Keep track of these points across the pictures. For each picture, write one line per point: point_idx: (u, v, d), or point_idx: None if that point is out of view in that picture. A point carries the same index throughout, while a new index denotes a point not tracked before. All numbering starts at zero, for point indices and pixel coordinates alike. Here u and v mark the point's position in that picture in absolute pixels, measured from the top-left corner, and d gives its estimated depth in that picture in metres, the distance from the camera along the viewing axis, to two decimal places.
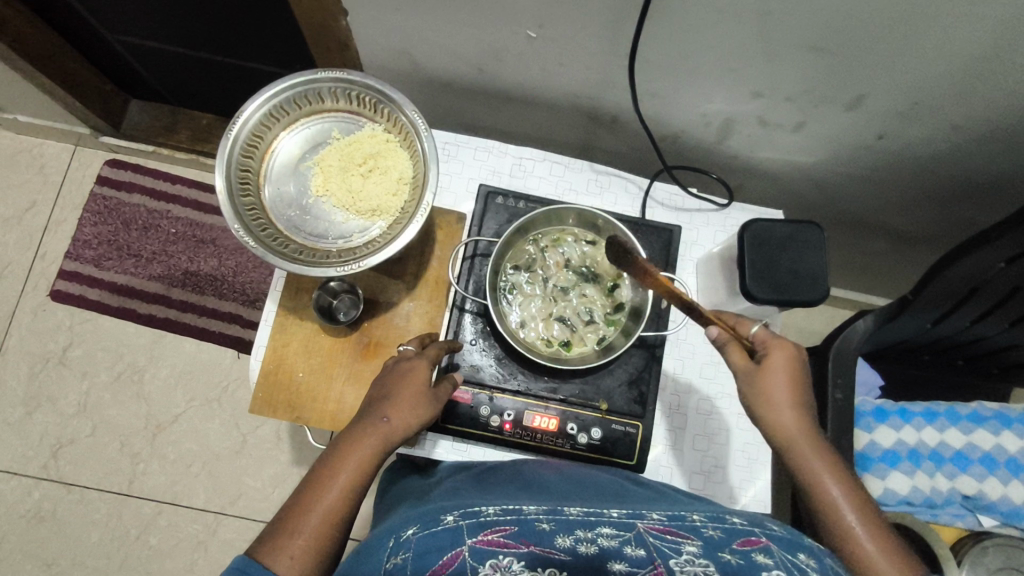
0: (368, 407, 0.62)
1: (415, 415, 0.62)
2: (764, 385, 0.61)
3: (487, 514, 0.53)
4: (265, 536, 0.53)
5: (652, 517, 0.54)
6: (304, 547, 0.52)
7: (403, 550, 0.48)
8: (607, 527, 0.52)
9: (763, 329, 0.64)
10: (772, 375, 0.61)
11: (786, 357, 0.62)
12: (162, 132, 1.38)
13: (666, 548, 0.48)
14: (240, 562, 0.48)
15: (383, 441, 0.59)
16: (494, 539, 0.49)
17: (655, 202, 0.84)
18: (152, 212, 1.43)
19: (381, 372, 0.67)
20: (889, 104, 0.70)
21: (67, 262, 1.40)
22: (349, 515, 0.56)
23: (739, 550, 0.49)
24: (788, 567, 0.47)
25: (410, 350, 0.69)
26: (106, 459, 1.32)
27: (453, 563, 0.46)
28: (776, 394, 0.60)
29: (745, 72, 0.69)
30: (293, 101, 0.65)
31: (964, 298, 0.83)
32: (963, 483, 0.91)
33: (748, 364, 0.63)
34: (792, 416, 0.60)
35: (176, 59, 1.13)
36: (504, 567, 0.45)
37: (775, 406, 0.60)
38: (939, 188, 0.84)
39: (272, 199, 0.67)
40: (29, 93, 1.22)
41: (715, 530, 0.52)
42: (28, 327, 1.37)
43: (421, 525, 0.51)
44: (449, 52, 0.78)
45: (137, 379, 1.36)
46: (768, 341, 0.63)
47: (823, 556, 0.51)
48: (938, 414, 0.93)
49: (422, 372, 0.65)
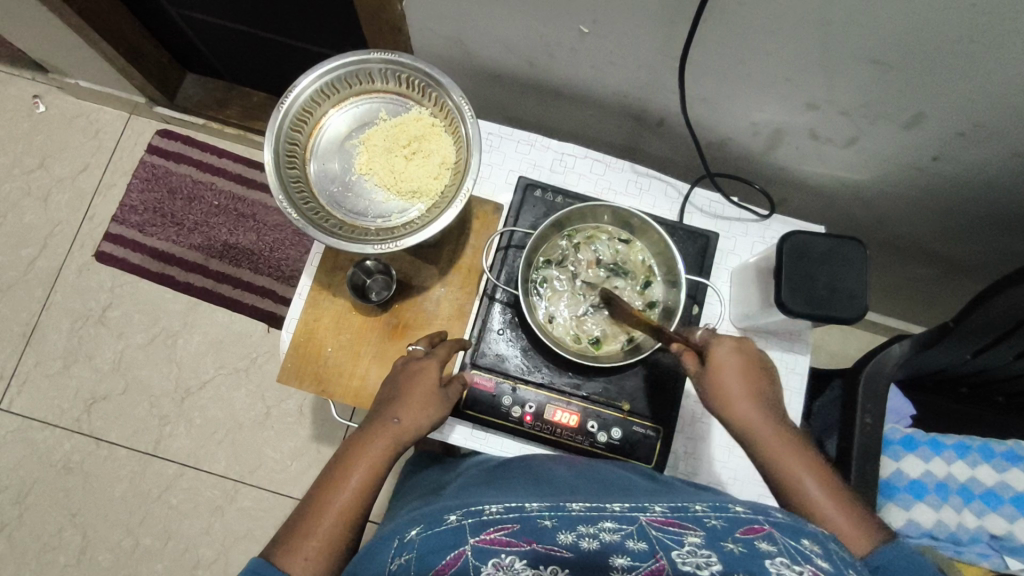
0: (381, 408, 0.64)
1: (426, 415, 0.64)
2: (719, 387, 0.61)
3: (490, 512, 0.53)
4: (279, 538, 0.56)
5: (655, 510, 0.53)
6: (318, 548, 0.55)
7: (407, 551, 0.50)
8: (609, 521, 0.51)
9: (706, 330, 0.65)
10: (722, 373, 0.61)
11: (728, 350, 0.63)
12: (214, 106, 1.42)
13: (668, 540, 0.48)
14: (253, 564, 0.52)
15: (392, 443, 0.61)
16: (496, 538, 0.49)
17: (694, 208, 0.83)
18: (198, 183, 1.47)
19: (392, 370, 0.69)
20: (948, 125, 0.68)
21: (114, 226, 1.44)
22: (361, 515, 0.58)
23: (741, 538, 0.48)
24: (791, 553, 0.47)
25: (421, 350, 0.70)
26: (135, 417, 1.37)
27: (455, 563, 0.47)
28: (731, 391, 0.61)
29: (798, 82, 0.68)
30: (344, 80, 0.66)
31: (1010, 332, 0.79)
32: (991, 522, 0.89)
33: (696, 367, 0.64)
34: (753, 409, 0.60)
35: (233, 34, 1.15)
36: (505, 566, 0.46)
37: (735, 402, 0.61)
38: (993, 216, 0.81)
39: (317, 175, 0.68)
40: (91, 59, 1.26)
41: (717, 519, 0.51)
42: (72, 284, 1.42)
43: (424, 526, 0.52)
44: (501, 43, 0.79)
45: (170, 344, 1.40)
46: (710, 339, 0.64)
47: (827, 541, 0.50)
48: (971, 449, 0.92)
49: (433, 372, 0.66)
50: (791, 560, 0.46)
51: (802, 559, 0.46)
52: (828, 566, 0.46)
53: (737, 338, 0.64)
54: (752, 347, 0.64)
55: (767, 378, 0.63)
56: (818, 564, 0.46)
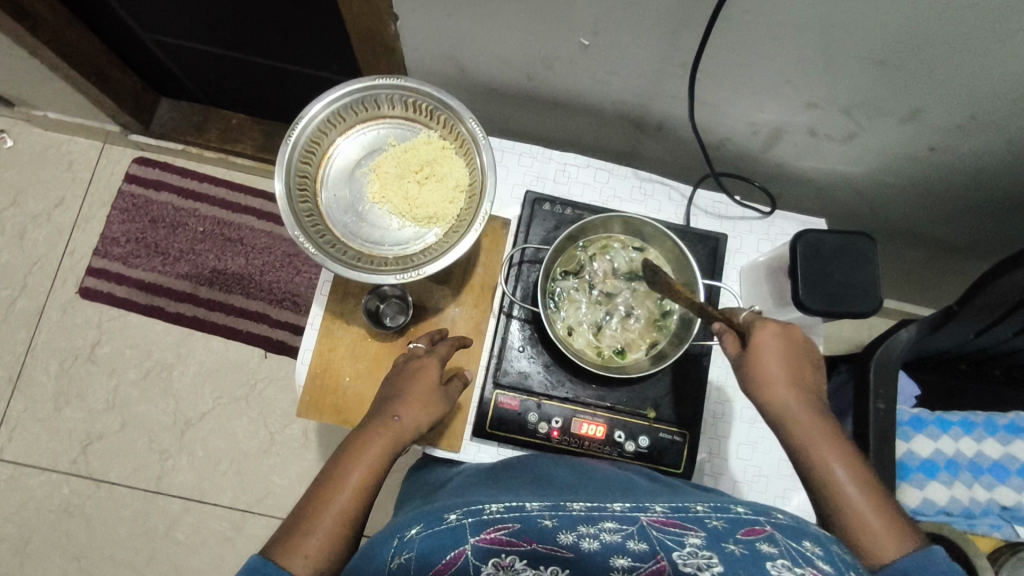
0: (381, 407, 0.65)
1: (426, 412, 0.65)
2: (757, 369, 0.61)
3: (491, 511, 0.52)
4: (281, 537, 0.55)
5: (656, 510, 0.53)
6: (320, 545, 0.54)
7: (406, 550, 0.50)
8: (610, 522, 0.51)
9: (752, 312, 0.65)
10: (762, 355, 0.61)
11: (773, 334, 0.62)
12: (192, 130, 1.38)
13: (669, 541, 0.49)
14: (254, 562, 0.50)
15: (394, 439, 0.62)
16: (497, 538, 0.50)
17: (698, 210, 0.84)
18: (180, 210, 1.43)
19: (393, 369, 0.70)
20: (945, 118, 0.70)
21: (96, 259, 1.40)
22: (362, 511, 0.58)
23: (742, 540, 0.49)
24: (793, 556, 0.47)
25: (422, 348, 0.71)
26: (135, 455, 1.33)
27: (457, 561, 0.49)
28: (770, 374, 0.61)
29: (800, 84, 0.69)
30: (351, 108, 0.65)
31: (1012, 310, 0.81)
32: (1000, 494, 0.93)
33: (739, 350, 0.63)
34: (790, 393, 0.60)
35: (211, 58, 1.12)
36: (506, 567, 0.49)
37: (772, 385, 0.61)
38: (988, 200, 0.83)
39: (329, 205, 0.67)
40: (62, 91, 1.22)
41: (718, 520, 0.51)
42: (57, 323, 1.38)
43: (424, 523, 0.52)
44: (499, 58, 0.78)
45: (165, 376, 1.37)
46: (753, 319, 0.63)
47: (830, 543, 0.50)
48: (976, 425, 0.95)
49: (433, 370, 0.68)
50: (792, 563, 0.46)
51: (803, 561, 0.46)
52: (830, 568, 0.46)
53: (785, 324, 0.63)
54: (797, 333, 0.62)
55: (810, 371, 0.63)
56: (819, 566, 0.46)
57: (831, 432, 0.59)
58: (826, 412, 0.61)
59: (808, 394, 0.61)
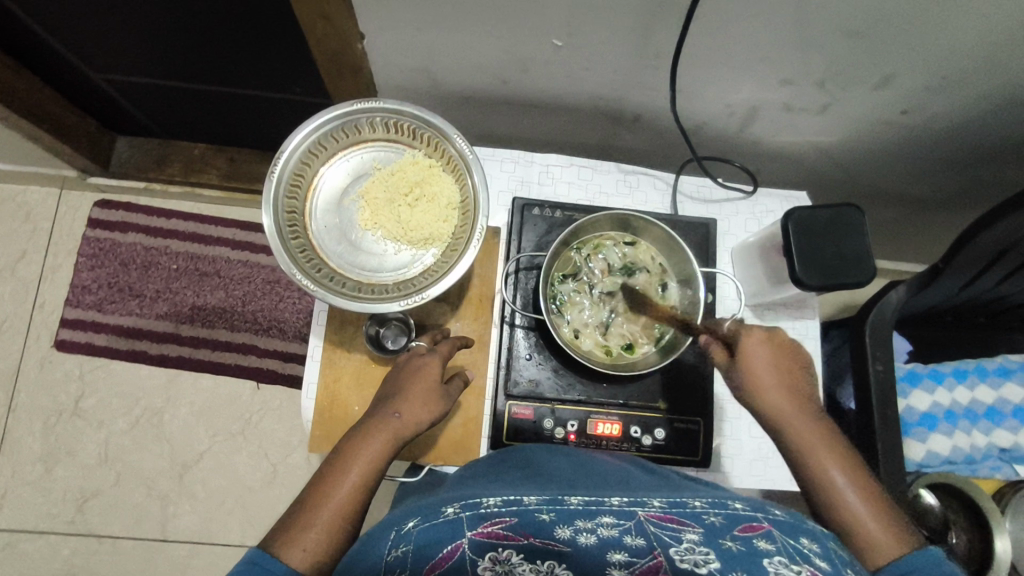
0: (381, 404, 0.65)
1: (426, 409, 0.65)
2: (752, 375, 0.62)
3: (489, 505, 0.52)
4: (279, 531, 0.56)
5: (653, 504, 0.52)
6: (318, 539, 0.55)
7: (404, 543, 0.50)
8: (608, 516, 0.51)
9: (734, 320, 0.67)
10: (752, 363, 0.63)
11: (758, 342, 0.63)
12: (154, 166, 1.34)
13: (666, 537, 0.48)
14: (254, 556, 0.52)
15: (394, 435, 0.62)
16: (493, 531, 0.49)
17: (684, 196, 0.84)
18: (150, 249, 1.39)
19: (394, 367, 0.70)
20: (915, 82, 0.71)
21: (69, 310, 1.36)
22: (361, 507, 0.59)
23: (740, 536, 0.48)
24: (790, 553, 0.46)
25: (423, 347, 0.71)
26: (135, 505, 1.30)
27: (453, 555, 0.47)
28: (763, 379, 0.62)
29: (774, 63, 0.70)
30: (331, 136, 0.64)
31: (994, 259, 0.84)
32: (998, 437, 0.96)
33: (728, 358, 0.65)
34: (782, 398, 0.62)
35: (166, 91, 1.08)
36: (503, 561, 0.46)
37: (765, 391, 0.62)
38: (960, 154, 0.85)
39: (321, 237, 0.66)
40: (11, 141, 1.17)
41: (716, 516, 0.51)
42: (36, 381, 1.33)
43: (421, 517, 0.52)
44: (470, 65, 0.77)
45: (157, 422, 1.33)
46: (737, 328, 0.65)
47: (824, 539, 0.51)
48: (968, 373, 0.98)
49: (434, 368, 0.68)
50: (788, 560, 0.46)
51: (801, 558, 0.46)
52: (826, 567, 0.46)
53: (768, 329, 0.65)
54: (782, 336, 0.65)
55: (801, 371, 0.64)
56: (816, 564, 0.46)
57: (822, 434, 0.61)
58: (819, 419, 0.62)
59: (802, 399, 0.62)
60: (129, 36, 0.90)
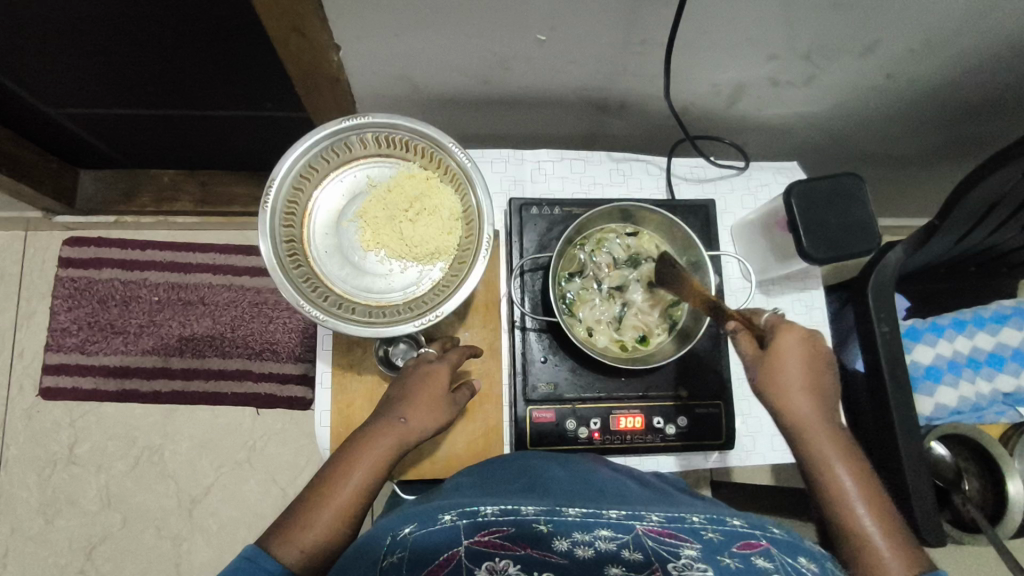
0: (387, 406, 0.63)
1: (433, 416, 0.63)
2: (776, 372, 0.60)
3: (486, 514, 0.51)
4: (277, 528, 0.56)
5: (651, 519, 0.52)
6: (315, 539, 0.55)
7: (399, 550, 0.48)
8: (605, 529, 0.50)
9: (774, 315, 0.63)
10: (784, 360, 0.60)
11: (795, 340, 0.61)
12: (122, 199, 1.28)
13: (665, 551, 0.48)
14: (249, 553, 0.53)
15: (400, 441, 0.60)
16: (492, 540, 0.48)
17: (678, 178, 0.83)
18: (129, 283, 1.34)
19: (402, 372, 0.67)
20: (901, 45, 0.71)
21: (50, 355, 1.31)
22: (361, 511, 0.58)
23: (738, 553, 0.48)
24: (787, 571, 0.46)
25: (433, 353, 0.69)
26: (145, 547, 1.26)
27: (448, 564, 0.46)
28: (788, 379, 0.60)
29: (760, 39, 0.69)
30: (322, 158, 0.61)
31: (986, 212, 0.85)
32: (1000, 382, 0.97)
33: (755, 350, 0.62)
34: (808, 401, 0.60)
35: (130, 120, 1.04)
36: (500, 570, 0.45)
37: (788, 394, 0.60)
38: (944, 109, 0.86)
39: (323, 262, 0.64)
40: None
41: (714, 532, 0.51)
42: (25, 432, 1.28)
43: (419, 523, 0.50)
44: (452, 68, 0.74)
45: (157, 460, 1.29)
46: (778, 325, 0.62)
47: (822, 559, 0.50)
48: (967, 322, 0.99)
49: (443, 376, 0.65)
50: None
51: None
52: None
53: (807, 331, 0.61)
54: (818, 339, 0.61)
55: (825, 371, 0.62)
56: None
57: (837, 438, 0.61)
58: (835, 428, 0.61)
59: (824, 402, 0.61)
60: (85, 67, 0.85)
